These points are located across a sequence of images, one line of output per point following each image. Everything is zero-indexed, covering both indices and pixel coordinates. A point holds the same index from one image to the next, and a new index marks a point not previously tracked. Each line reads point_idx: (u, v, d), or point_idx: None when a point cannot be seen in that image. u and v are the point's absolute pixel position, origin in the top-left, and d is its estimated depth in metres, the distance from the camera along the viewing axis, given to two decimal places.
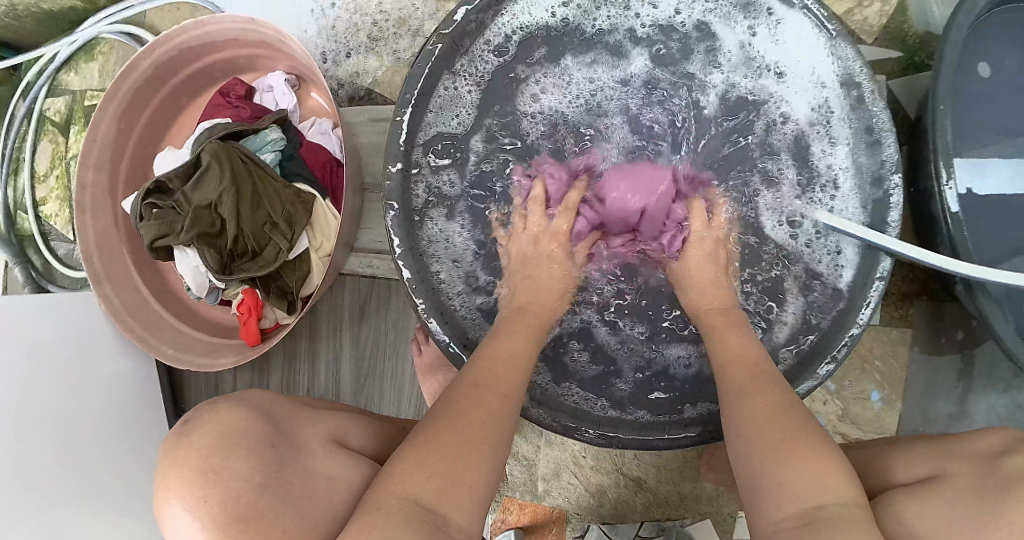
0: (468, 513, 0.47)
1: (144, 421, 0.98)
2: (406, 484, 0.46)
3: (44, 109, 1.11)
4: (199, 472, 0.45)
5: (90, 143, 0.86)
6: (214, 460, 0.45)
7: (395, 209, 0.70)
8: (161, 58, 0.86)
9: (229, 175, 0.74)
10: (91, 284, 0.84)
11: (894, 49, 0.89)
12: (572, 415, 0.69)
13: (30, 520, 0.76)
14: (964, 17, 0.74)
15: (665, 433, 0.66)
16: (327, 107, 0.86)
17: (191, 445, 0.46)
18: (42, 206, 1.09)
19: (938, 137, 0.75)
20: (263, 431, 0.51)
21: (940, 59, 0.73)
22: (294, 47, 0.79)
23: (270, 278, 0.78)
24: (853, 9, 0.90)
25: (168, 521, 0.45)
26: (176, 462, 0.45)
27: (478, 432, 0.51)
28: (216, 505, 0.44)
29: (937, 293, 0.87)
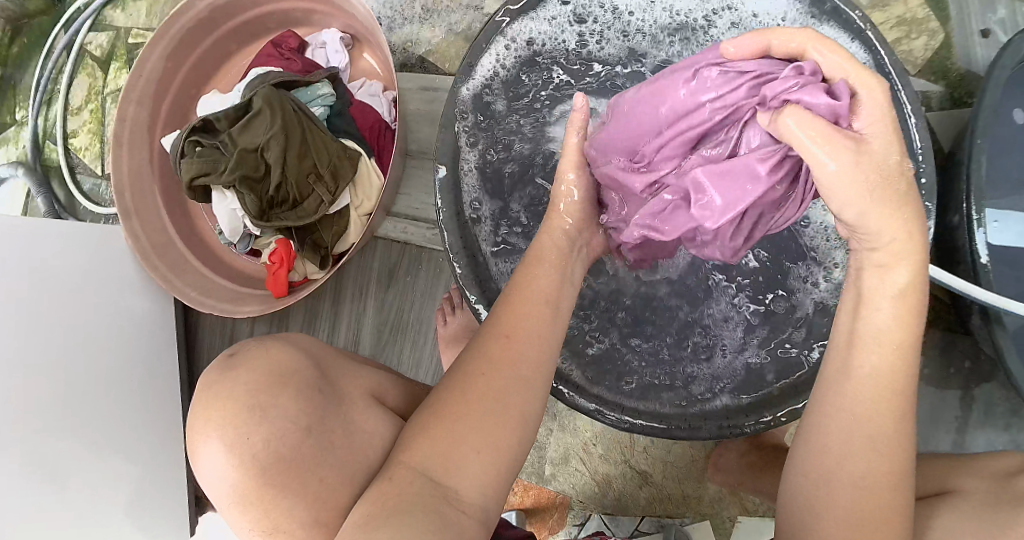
0: (480, 477, 0.46)
1: (153, 367, 0.97)
2: (413, 454, 0.47)
3: (87, 43, 1.10)
4: (246, 409, 0.45)
5: (136, 77, 0.85)
6: (262, 398, 0.46)
7: (443, 172, 0.71)
8: (218, 3, 0.86)
9: (278, 121, 0.73)
10: (121, 218, 0.84)
11: (937, 82, 0.90)
12: (596, 398, 0.68)
13: (26, 447, 0.75)
14: (1009, 59, 0.75)
15: (684, 425, 0.66)
16: (379, 70, 0.87)
17: (238, 380, 0.46)
18: (72, 139, 1.09)
19: (973, 171, 0.75)
20: (311, 376, 0.50)
21: (981, 97, 0.75)
22: (355, 4, 0.79)
23: (305, 231, 0.78)
24: (900, 40, 0.92)
25: (205, 452, 0.46)
26: (220, 396, 0.46)
27: (484, 390, 0.49)
28: (259, 443, 0.45)
29: (954, 325, 0.87)
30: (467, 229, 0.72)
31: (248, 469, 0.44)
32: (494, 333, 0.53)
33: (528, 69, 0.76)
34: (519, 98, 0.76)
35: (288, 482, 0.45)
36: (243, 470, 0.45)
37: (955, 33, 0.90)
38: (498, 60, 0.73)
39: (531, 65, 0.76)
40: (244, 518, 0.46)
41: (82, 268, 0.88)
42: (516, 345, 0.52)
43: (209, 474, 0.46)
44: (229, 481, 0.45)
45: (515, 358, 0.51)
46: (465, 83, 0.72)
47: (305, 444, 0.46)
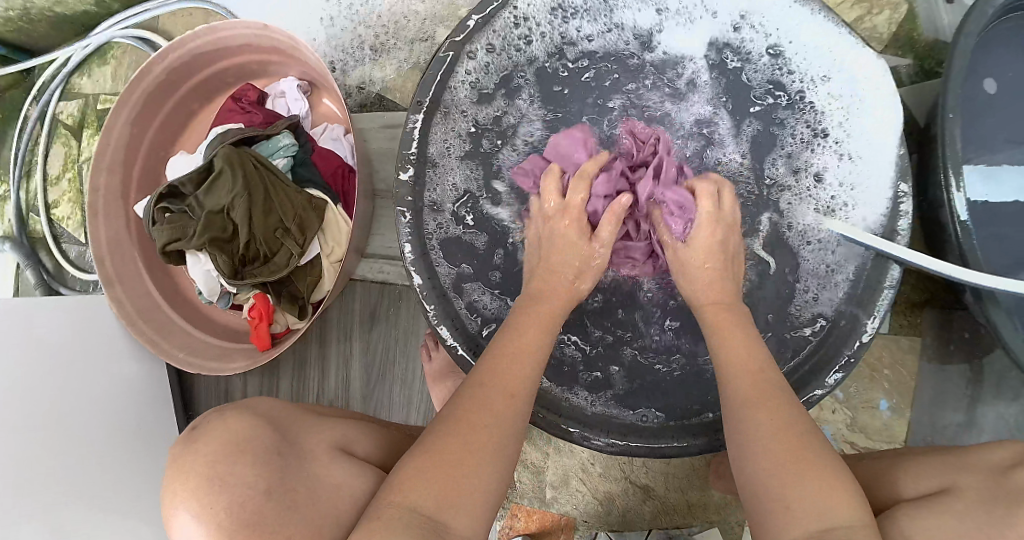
0: (473, 515, 0.47)
1: (156, 427, 0.99)
2: (407, 492, 0.46)
3: (58, 113, 1.11)
4: (205, 478, 0.45)
5: (104, 146, 0.86)
6: (221, 466, 0.46)
7: (406, 216, 0.72)
8: (174, 64, 0.87)
9: (241, 181, 0.74)
10: (103, 287, 0.85)
11: (905, 57, 0.89)
12: (580, 421, 0.69)
13: (44, 522, 0.77)
14: (973, 26, 0.73)
15: (674, 442, 0.67)
16: (338, 113, 0.87)
17: (199, 451, 0.46)
18: (55, 209, 1.10)
19: (946, 145, 0.74)
20: (270, 439, 0.51)
21: (948, 68, 0.73)
22: (307, 53, 0.79)
23: (281, 284, 0.78)
24: (863, 17, 0.90)
25: (181, 524, 0.45)
26: (181, 468, 0.46)
27: (489, 430, 0.50)
28: (222, 510, 0.44)
29: (948, 303, 0.86)
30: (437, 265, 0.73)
31: (216, 537, 0.44)
32: (500, 377, 0.54)
33: (476, 93, 0.75)
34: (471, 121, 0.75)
35: None
36: (218, 534, 0.44)
37: (918, 4, 0.89)
38: (445, 95, 0.74)
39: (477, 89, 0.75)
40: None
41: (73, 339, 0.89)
42: (520, 394, 0.54)
43: None
44: None
45: (516, 400, 0.53)
46: (417, 120, 0.72)
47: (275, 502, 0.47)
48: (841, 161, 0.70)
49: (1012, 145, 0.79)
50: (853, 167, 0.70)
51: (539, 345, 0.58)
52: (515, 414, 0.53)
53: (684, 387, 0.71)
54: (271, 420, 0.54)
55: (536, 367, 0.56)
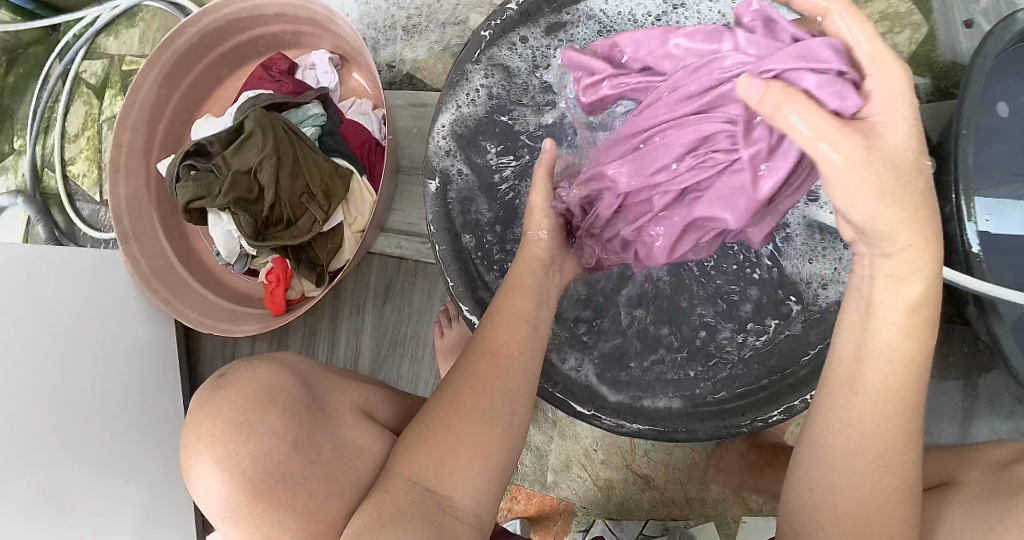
0: (475, 482, 0.49)
1: (157, 389, 0.99)
2: (408, 466, 0.49)
3: (82, 71, 1.12)
4: (234, 426, 0.47)
5: (130, 104, 0.87)
6: (248, 415, 0.48)
7: (434, 184, 0.73)
8: (208, 28, 0.88)
9: (270, 144, 0.74)
10: (119, 243, 0.85)
11: (924, 75, 0.91)
12: (590, 402, 0.70)
13: (39, 474, 0.77)
14: (991, 49, 0.76)
15: (682, 427, 0.67)
16: (368, 88, 0.88)
17: (223, 402, 0.48)
18: (70, 166, 1.10)
19: (960, 162, 0.76)
20: (296, 393, 0.51)
21: (965, 87, 0.76)
22: (343, 26, 0.81)
23: (302, 249, 0.79)
24: (885, 35, 0.93)
25: (198, 476, 0.47)
26: (207, 417, 0.48)
27: (478, 399, 0.52)
28: (247, 459, 0.46)
29: (951, 316, 0.88)
30: (456, 239, 0.72)
31: (239, 486, 0.46)
32: (483, 353, 0.55)
33: (522, 75, 0.74)
34: (512, 105, 0.75)
35: (282, 498, 0.46)
36: (234, 490, 0.46)
37: (940, 26, 0.91)
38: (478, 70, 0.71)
39: (523, 71, 0.74)
40: (239, 530, 0.47)
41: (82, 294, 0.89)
42: (501, 361, 0.54)
43: (205, 495, 0.48)
44: (224, 498, 0.46)
45: (500, 372, 0.54)
46: (450, 98, 0.71)
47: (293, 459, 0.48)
48: None
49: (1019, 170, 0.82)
50: None
51: (521, 326, 0.57)
52: (506, 385, 0.53)
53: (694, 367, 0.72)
54: (299, 375, 0.55)
55: (521, 345, 0.56)
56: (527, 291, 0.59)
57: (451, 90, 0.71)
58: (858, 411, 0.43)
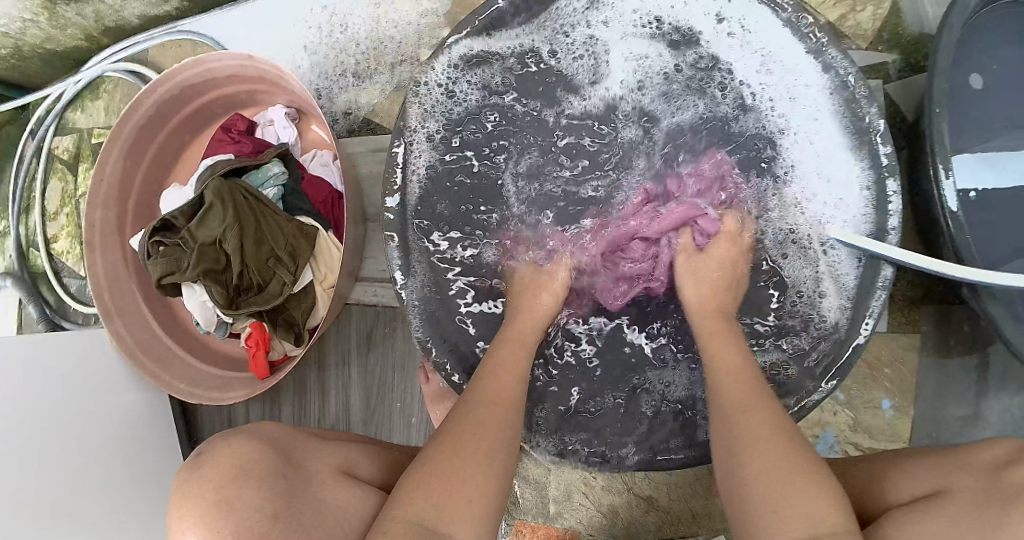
0: (473, 518, 0.48)
1: (162, 451, 0.96)
2: (407, 507, 0.47)
3: (53, 147, 1.13)
4: (214, 505, 0.46)
5: (97, 183, 0.87)
6: (226, 492, 0.46)
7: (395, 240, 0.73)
8: (164, 97, 0.87)
9: (231, 213, 0.74)
10: (102, 321, 0.86)
11: (891, 53, 0.87)
12: (581, 441, 0.72)
13: None
14: (957, 17, 0.71)
15: (671, 455, 0.69)
16: (326, 139, 0.87)
17: (203, 480, 0.47)
18: (54, 243, 1.11)
19: (935, 141, 0.71)
20: (273, 462, 0.51)
21: (933, 61, 0.70)
22: (292, 82, 0.80)
23: (277, 312, 0.79)
24: (847, 15, 0.88)
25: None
26: (186, 497, 0.46)
27: (479, 436, 0.53)
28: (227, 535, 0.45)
29: (947, 297, 0.85)
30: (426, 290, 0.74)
31: None
32: (481, 393, 0.58)
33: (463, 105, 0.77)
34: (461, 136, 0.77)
35: None
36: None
37: None
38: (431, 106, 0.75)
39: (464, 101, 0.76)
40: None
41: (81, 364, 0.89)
42: (502, 405, 0.57)
43: None
44: None
45: (497, 413, 0.56)
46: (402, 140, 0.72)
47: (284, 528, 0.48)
48: (819, 169, 0.71)
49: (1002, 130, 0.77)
50: (833, 173, 0.70)
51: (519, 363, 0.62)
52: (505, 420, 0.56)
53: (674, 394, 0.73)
54: (275, 444, 0.54)
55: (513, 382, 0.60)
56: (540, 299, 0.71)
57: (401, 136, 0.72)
58: (750, 422, 0.51)
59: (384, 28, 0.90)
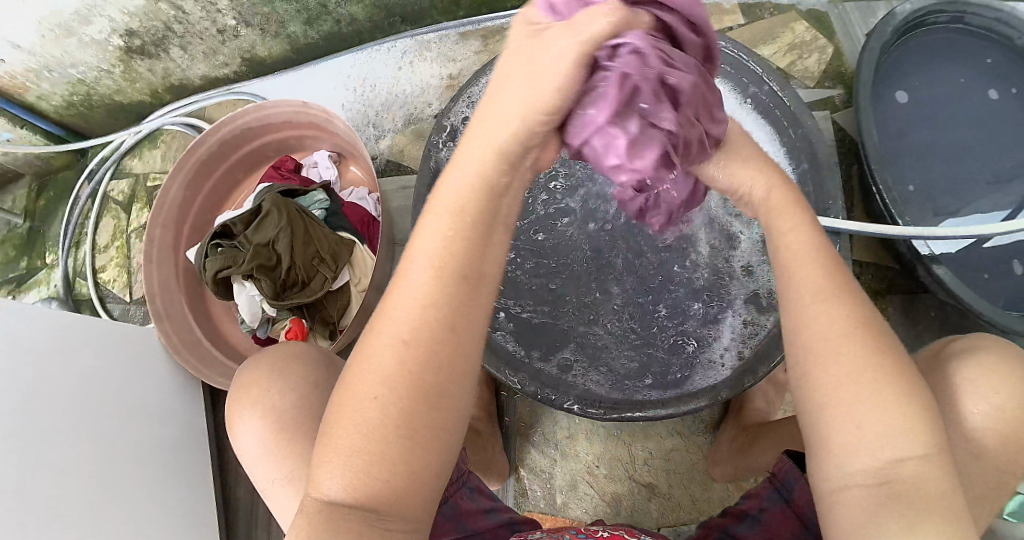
0: (407, 492, 0.44)
1: (193, 453, 1.02)
2: (322, 479, 0.44)
3: (109, 190, 1.27)
4: (270, 374, 0.61)
5: (160, 206, 1.01)
6: (281, 365, 0.61)
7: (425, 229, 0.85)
8: (225, 137, 1.03)
9: (284, 220, 0.88)
10: (155, 321, 0.97)
11: (836, 87, 1.05)
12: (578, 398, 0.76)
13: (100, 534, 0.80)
14: (875, 42, 0.92)
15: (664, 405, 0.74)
16: (361, 177, 1.03)
17: (267, 360, 0.62)
18: (101, 272, 1.23)
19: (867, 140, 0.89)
20: (322, 358, 0.64)
21: (858, 70, 0.91)
22: (339, 124, 0.96)
23: (315, 309, 0.92)
24: (795, 62, 1.06)
25: (238, 430, 0.60)
26: (253, 373, 0.62)
27: (390, 409, 0.43)
28: (277, 396, 0.59)
29: (910, 287, 0.99)
30: None
31: (272, 415, 0.59)
32: (386, 343, 0.44)
33: None
34: None
35: (297, 425, 0.58)
36: (262, 431, 0.59)
37: (842, 44, 1.06)
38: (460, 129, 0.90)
39: None
40: (276, 468, 0.58)
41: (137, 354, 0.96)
42: (436, 347, 0.44)
43: (249, 436, 0.60)
44: (263, 430, 0.59)
45: (427, 365, 0.44)
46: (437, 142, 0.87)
47: (312, 411, 0.59)
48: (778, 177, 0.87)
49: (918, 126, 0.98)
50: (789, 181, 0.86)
51: (434, 277, 0.44)
52: (433, 372, 0.44)
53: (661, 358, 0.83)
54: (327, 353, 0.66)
55: (419, 317, 0.44)
56: (431, 215, 0.46)
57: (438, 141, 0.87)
58: (828, 331, 0.49)
59: (400, 88, 1.09)
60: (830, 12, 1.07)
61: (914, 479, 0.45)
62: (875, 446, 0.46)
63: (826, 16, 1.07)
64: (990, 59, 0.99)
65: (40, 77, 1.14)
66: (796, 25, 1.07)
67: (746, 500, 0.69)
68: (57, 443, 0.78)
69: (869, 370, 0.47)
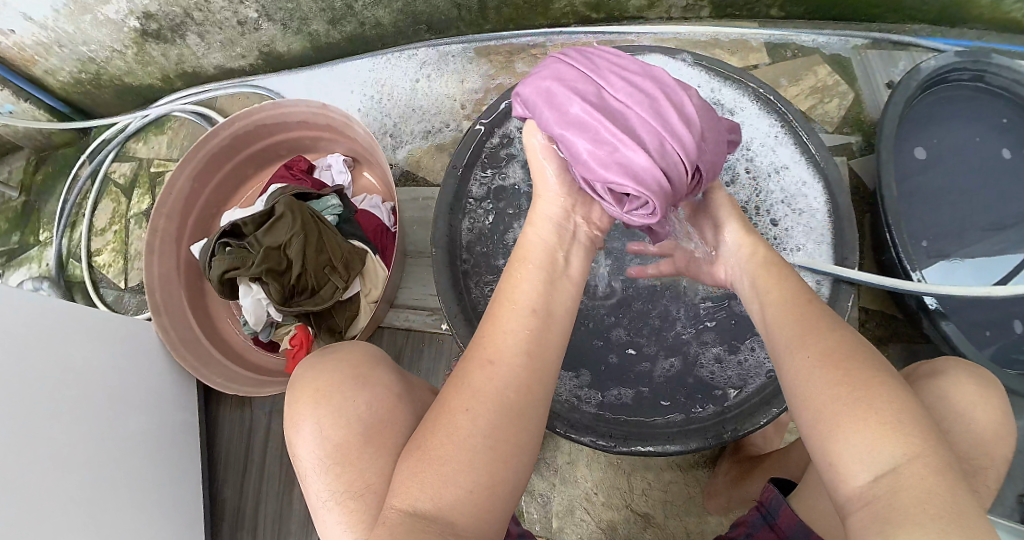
0: (473, 506, 0.46)
1: (182, 451, 1.00)
2: (405, 496, 0.46)
3: (110, 171, 1.24)
4: (350, 378, 0.60)
5: (165, 197, 0.99)
6: (360, 371, 0.61)
7: (440, 250, 0.84)
8: (238, 131, 1.01)
9: (298, 224, 0.87)
10: (152, 315, 0.95)
11: (855, 134, 1.05)
12: (589, 432, 0.79)
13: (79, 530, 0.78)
14: (897, 100, 0.93)
15: (670, 445, 0.76)
16: (376, 184, 1.02)
17: (336, 363, 0.61)
18: (97, 256, 1.20)
19: (886, 195, 0.91)
20: (390, 368, 0.64)
21: (880, 131, 0.92)
22: (357, 130, 0.94)
23: (321, 317, 0.90)
24: (815, 105, 1.07)
25: (305, 430, 0.58)
26: (318, 379, 0.60)
27: (466, 426, 0.48)
28: (348, 409, 0.58)
29: (912, 337, 1.00)
30: (461, 286, 0.84)
31: (340, 424, 0.57)
32: (462, 377, 0.51)
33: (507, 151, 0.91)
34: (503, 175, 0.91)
35: (372, 440, 0.57)
36: (331, 440, 0.57)
37: (863, 92, 1.06)
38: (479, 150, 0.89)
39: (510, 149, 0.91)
40: (334, 480, 0.56)
41: (134, 347, 0.94)
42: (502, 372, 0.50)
43: (304, 445, 0.58)
44: (330, 438, 0.57)
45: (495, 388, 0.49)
46: (460, 162, 0.87)
47: (390, 432, 0.58)
48: (798, 210, 0.86)
49: (931, 178, 1.00)
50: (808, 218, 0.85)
51: (511, 324, 0.53)
52: (507, 395, 0.49)
53: (670, 397, 0.84)
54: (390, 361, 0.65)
55: (503, 349, 0.51)
56: (531, 267, 0.56)
57: (459, 161, 0.87)
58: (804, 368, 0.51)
59: (417, 97, 1.06)
60: (853, 58, 1.07)
61: (891, 490, 0.44)
62: (858, 463, 0.46)
63: (848, 62, 1.07)
64: (1006, 119, 1.00)
65: (51, 52, 1.11)
66: (820, 69, 1.08)
67: (735, 528, 0.69)
68: (40, 437, 0.76)
69: (850, 392, 0.48)
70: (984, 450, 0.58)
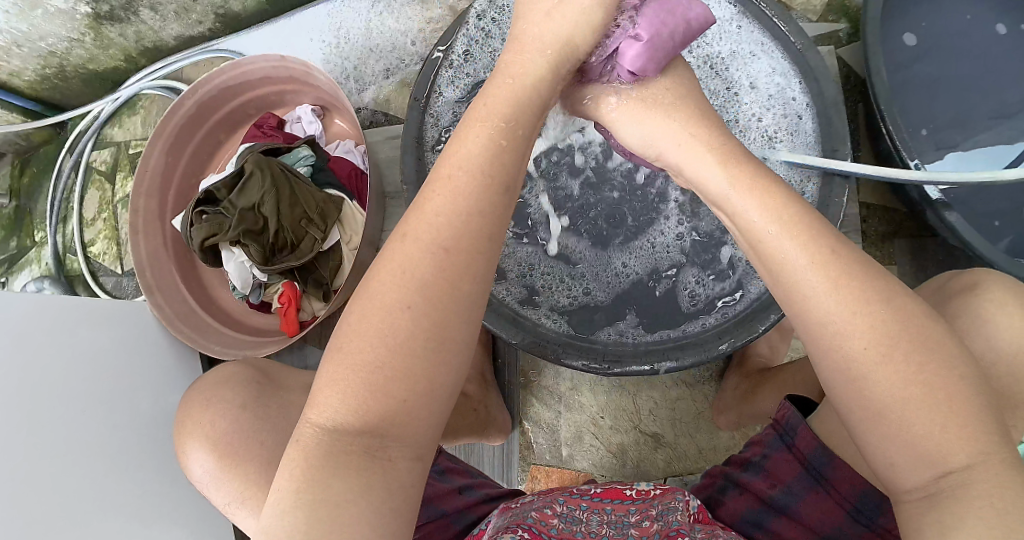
0: None
1: None
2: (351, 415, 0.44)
3: (91, 161, 1.23)
4: (204, 406, 0.67)
5: (140, 176, 0.98)
6: (211, 395, 0.68)
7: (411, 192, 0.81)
8: (203, 98, 0.99)
9: (267, 180, 0.85)
10: (145, 295, 0.95)
11: (841, 21, 0.98)
12: (585, 355, 0.75)
13: (107, 503, 0.79)
14: None
15: (667, 358, 0.73)
16: (347, 129, 0.99)
17: (200, 395, 0.69)
18: (90, 247, 1.21)
19: (876, 79, 0.84)
20: (248, 374, 0.70)
21: (867, 13, 0.84)
22: (319, 76, 0.91)
23: (307, 271, 0.89)
24: None
25: (193, 455, 0.66)
26: (191, 412, 0.68)
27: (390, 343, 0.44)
28: (216, 424, 0.65)
29: (918, 230, 0.95)
30: None
31: (217, 443, 0.65)
32: None
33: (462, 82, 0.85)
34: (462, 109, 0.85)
35: (247, 451, 0.64)
36: (214, 456, 0.64)
37: None
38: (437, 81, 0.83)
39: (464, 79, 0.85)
40: None
41: (134, 325, 0.94)
42: None
43: (192, 465, 0.67)
44: (206, 459, 0.65)
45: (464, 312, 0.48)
46: (421, 98, 0.82)
47: (256, 443, 0.64)
48: (778, 105, 0.81)
49: (928, 54, 0.92)
50: (793, 109, 0.80)
51: None
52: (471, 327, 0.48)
53: (658, 317, 0.80)
54: (255, 366, 0.73)
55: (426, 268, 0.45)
56: None
57: (421, 96, 0.82)
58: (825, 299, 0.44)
59: (375, 39, 1.03)
60: None
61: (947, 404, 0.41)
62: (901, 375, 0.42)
63: None
64: None
65: (11, 52, 1.10)
66: None
67: (750, 448, 0.66)
68: (59, 419, 0.77)
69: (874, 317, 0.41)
70: (986, 307, 0.54)
